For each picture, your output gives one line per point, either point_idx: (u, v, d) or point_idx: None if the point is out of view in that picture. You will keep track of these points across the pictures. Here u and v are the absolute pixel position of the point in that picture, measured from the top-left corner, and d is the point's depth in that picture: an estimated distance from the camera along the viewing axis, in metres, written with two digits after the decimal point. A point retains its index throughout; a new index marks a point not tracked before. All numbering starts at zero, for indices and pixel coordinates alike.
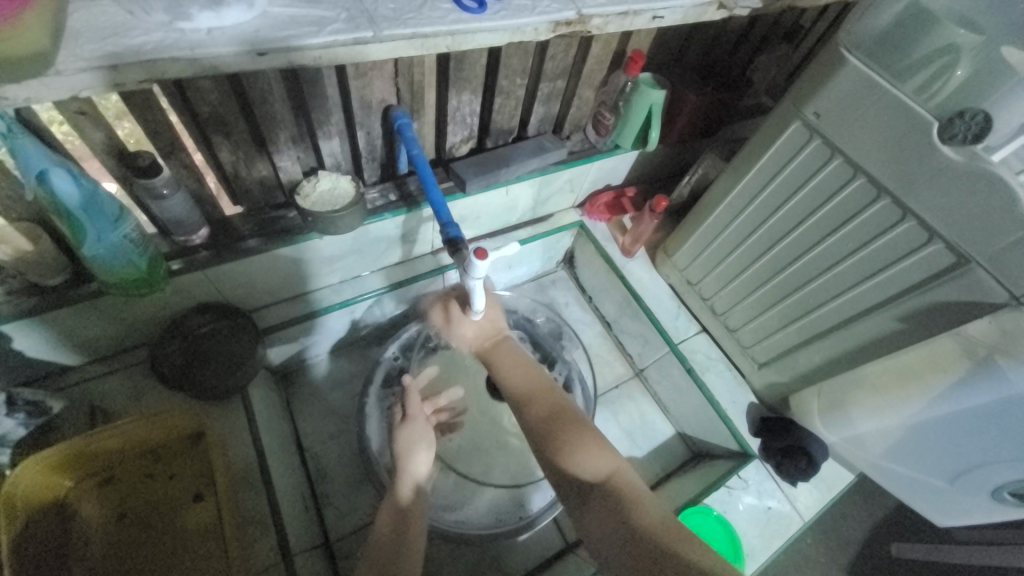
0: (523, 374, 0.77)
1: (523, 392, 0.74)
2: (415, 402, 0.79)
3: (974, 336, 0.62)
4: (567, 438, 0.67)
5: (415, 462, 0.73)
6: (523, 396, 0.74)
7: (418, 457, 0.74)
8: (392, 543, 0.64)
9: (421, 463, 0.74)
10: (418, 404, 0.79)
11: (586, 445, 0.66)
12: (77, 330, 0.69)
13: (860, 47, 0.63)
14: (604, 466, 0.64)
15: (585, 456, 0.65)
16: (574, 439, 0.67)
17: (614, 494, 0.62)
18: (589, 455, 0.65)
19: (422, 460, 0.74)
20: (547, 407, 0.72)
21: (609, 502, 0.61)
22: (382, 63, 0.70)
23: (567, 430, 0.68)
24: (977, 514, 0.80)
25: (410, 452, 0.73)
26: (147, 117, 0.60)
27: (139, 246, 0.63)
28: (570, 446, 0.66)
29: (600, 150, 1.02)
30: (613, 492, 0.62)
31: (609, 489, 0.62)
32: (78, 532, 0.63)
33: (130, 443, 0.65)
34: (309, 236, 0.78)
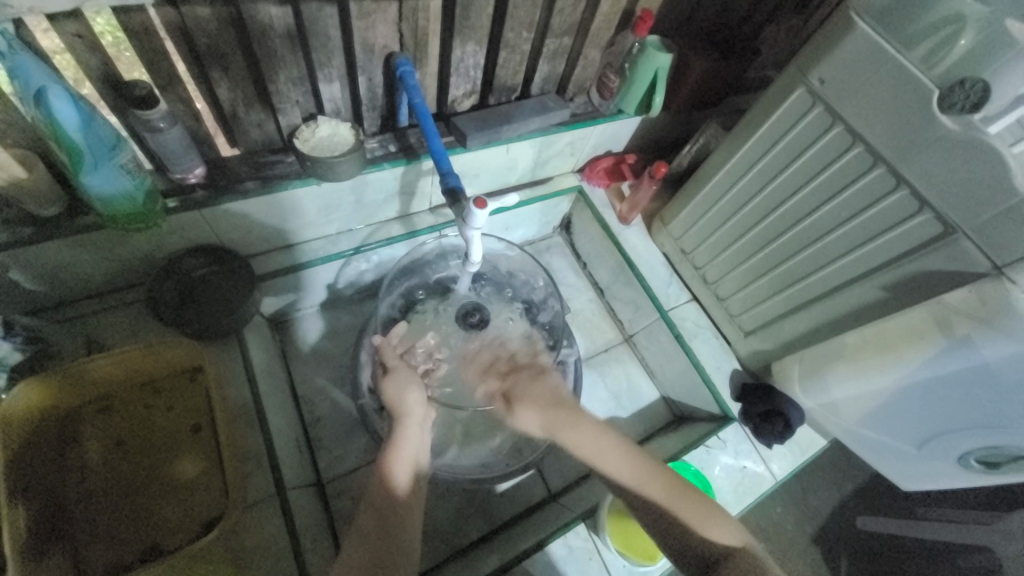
0: (612, 451, 0.64)
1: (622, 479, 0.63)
2: (393, 356, 0.79)
3: (951, 305, 0.64)
4: (699, 521, 0.59)
5: (408, 417, 0.71)
6: (628, 479, 0.63)
7: (412, 398, 0.73)
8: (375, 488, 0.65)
9: (415, 404, 0.73)
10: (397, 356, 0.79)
11: (717, 519, 0.59)
12: (71, 265, 0.69)
13: (869, 12, 0.63)
14: (734, 537, 0.58)
15: (716, 531, 0.58)
16: (704, 519, 0.59)
17: (755, 566, 0.55)
18: (720, 529, 0.58)
19: (415, 407, 0.73)
20: (659, 486, 0.62)
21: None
22: (386, 5, 0.68)
23: (700, 511, 0.60)
24: (942, 478, 0.84)
25: (401, 411, 0.72)
26: (145, 44, 0.59)
27: (136, 179, 0.63)
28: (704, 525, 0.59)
29: (603, 114, 1.01)
30: (752, 566, 0.55)
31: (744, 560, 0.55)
32: (77, 456, 0.65)
33: (128, 371, 0.67)
34: (308, 182, 0.78)
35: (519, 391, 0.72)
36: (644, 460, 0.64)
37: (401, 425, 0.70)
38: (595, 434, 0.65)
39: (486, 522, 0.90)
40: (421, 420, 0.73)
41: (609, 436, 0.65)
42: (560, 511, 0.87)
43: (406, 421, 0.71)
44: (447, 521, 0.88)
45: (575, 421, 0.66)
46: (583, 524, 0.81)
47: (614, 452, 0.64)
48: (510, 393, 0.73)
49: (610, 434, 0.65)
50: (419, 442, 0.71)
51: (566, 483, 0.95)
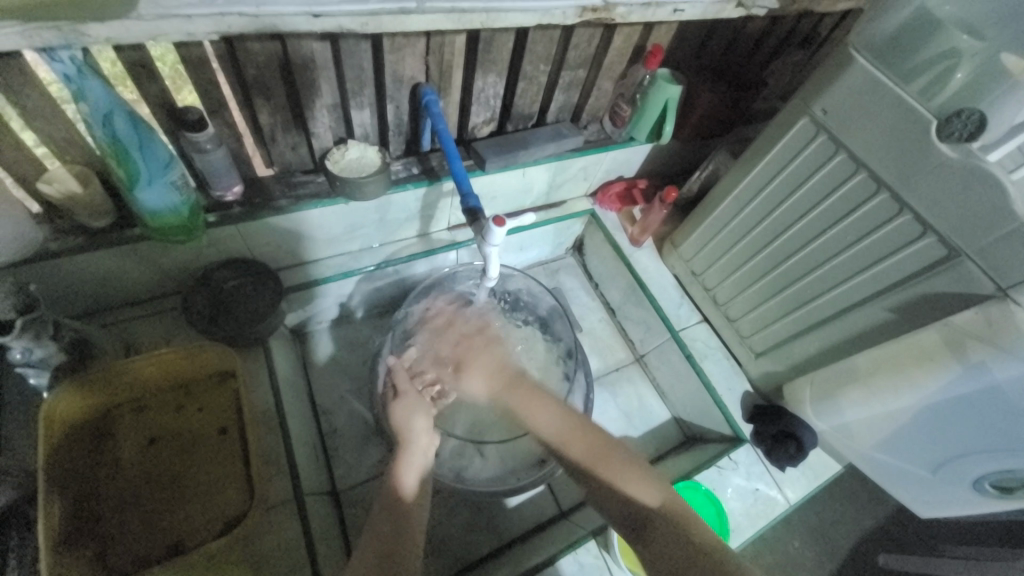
0: (546, 415, 0.75)
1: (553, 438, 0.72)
2: (407, 381, 0.80)
3: (959, 326, 0.65)
4: (611, 473, 0.67)
5: (414, 443, 0.73)
6: (557, 437, 0.72)
7: (417, 425, 0.74)
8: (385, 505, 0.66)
9: (420, 432, 0.74)
10: (407, 381, 0.81)
11: (633, 475, 0.66)
12: (117, 273, 0.74)
13: (868, 48, 0.67)
14: (656, 494, 0.64)
15: (636, 488, 0.65)
16: (620, 471, 0.67)
17: (671, 523, 0.61)
18: (641, 485, 0.65)
19: (421, 434, 0.74)
20: (584, 444, 0.71)
21: (668, 532, 0.60)
22: (415, 40, 0.74)
23: (613, 463, 0.68)
24: (961, 506, 0.83)
25: (405, 440, 0.72)
26: (199, 74, 0.65)
27: (182, 193, 0.68)
28: (619, 477, 0.67)
29: (615, 141, 1.06)
30: (673, 523, 0.61)
31: (665, 516, 0.61)
32: (111, 453, 0.68)
33: (162, 373, 0.71)
34: (336, 200, 0.83)
35: (471, 358, 0.81)
36: (573, 420, 0.73)
37: (404, 449, 0.72)
38: (535, 396, 0.77)
39: (496, 538, 0.90)
40: (428, 445, 0.74)
41: (534, 395, 0.77)
42: (570, 528, 0.87)
43: (412, 448, 0.72)
44: (457, 536, 0.89)
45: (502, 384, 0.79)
46: (594, 540, 0.80)
47: (536, 406, 0.76)
48: (460, 360, 0.82)
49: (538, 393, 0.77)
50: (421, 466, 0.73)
51: (577, 501, 0.95)
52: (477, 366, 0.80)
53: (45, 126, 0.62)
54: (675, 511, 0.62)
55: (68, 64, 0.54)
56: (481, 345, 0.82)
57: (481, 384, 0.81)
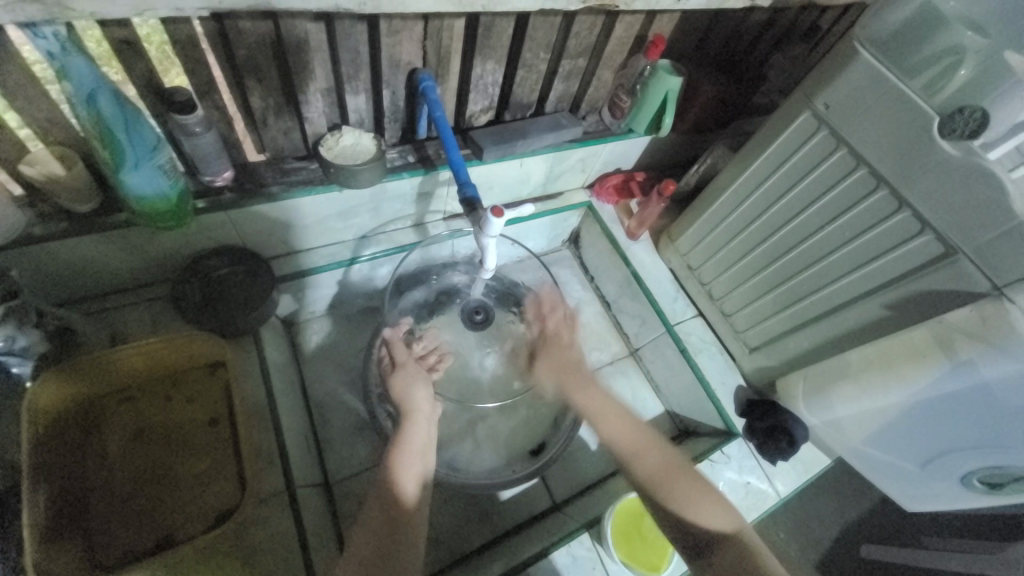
0: (622, 422, 0.78)
1: (625, 448, 0.76)
2: (403, 351, 0.83)
3: (952, 323, 0.66)
4: (683, 500, 0.70)
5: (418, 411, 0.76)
6: (629, 448, 0.75)
7: (419, 395, 0.77)
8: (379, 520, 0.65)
9: (421, 400, 0.77)
10: (406, 352, 0.83)
11: (704, 501, 0.69)
12: (103, 260, 0.72)
13: (872, 43, 0.66)
14: (728, 521, 0.67)
15: (708, 514, 0.68)
16: (693, 500, 0.70)
17: (743, 550, 0.64)
18: (710, 512, 0.68)
19: (420, 408, 0.76)
20: (655, 459, 0.74)
21: (737, 557, 0.64)
22: (413, 24, 0.72)
23: (688, 488, 0.71)
24: (947, 500, 0.84)
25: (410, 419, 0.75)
26: (188, 53, 0.63)
27: (172, 179, 0.66)
28: (689, 502, 0.70)
29: (614, 133, 1.04)
30: (742, 550, 0.64)
31: (733, 544, 0.65)
32: (99, 445, 0.66)
33: (150, 364, 0.69)
34: (330, 188, 0.81)
35: (545, 350, 0.87)
36: (644, 433, 0.77)
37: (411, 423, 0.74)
38: (604, 402, 0.80)
39: (489, 530, 0.90)
40: (429, 416, 0.76)
41: (614, 412, 0.79)
42: (562, 520, 0.88)
43: (414, 423, 0.74)
44: (449, 526, 0.89)
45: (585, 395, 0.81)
46: (587, 533, 0.81)
47: (611, 425, 0.78)
48: (535, 348, 0.89)
49: (615, 411, 0.79)
50: (427, 435, 0.75)
51: (570, 493, 0.96)
52: (552, 350, 0.86)
53: (26, 106, 0.59)
54: (746, 538, 0.65)
55: (51, 40, 0.52)
56: (554, 342, 0.86)
57: (548, 375, 0.85)
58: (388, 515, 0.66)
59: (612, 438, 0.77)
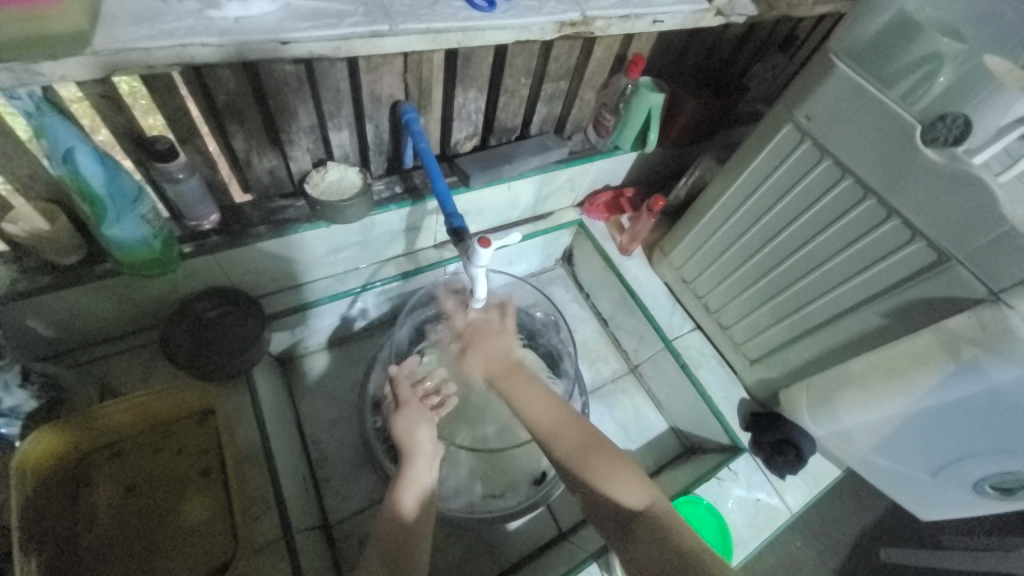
0: (546, 408, 0.73)
1: (546, 430, 0.70)
2: (407, 390, 0.79)
3: (954, 331, 0.65)
4: (602, 473, 0.64)
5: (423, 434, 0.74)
6: (548, 429, 0.70)
7: (420, 434, 0.74)
8: (389, 535, 0.65)
9: (424, 441, 0.73)
10: (410, 390, 0.79)
11: (622, 474, 0.64)
12: (90, 310, 0.72)
13: (849, 54, 0.67)
14: (643, 495, 0.62)
15: (623, 488, 0.63)
16: (608, 472, 0.64)
17: (657, 525, 0.58)
18: (629, 486, 0.63)
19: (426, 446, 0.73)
20: (577, 438, 0.69)
21: (655, 533, 0.58)
22: (392, 59, 0.72)
23: (604, 466, 0.65)
24: (962, 508, 0.82)
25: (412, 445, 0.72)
26: (168, 102, 0.63)
27: (154, 228, 0.65)
28: (605, 480, 0.64)
29: (600, 151, 1.04)
30: (659, 524, 0.59)
31: (652, 519, 0.59)
32: (85, 503, 0.65)
33: (140, 415, 0.68)
34: (317, 224, 0.81)
35: (476, 341, 0.81)
36: (566, 413, 0.72)
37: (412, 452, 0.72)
38: (529, 386, 0.76)
39: (495, 563, 0.88)
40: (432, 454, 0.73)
41: (534, 393, 0.74)
42: (570, 549, 0.86)
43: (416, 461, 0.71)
44: (456, 560, 0.87)
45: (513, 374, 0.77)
46: (596, 563, 0.79)
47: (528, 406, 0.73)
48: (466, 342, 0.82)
49: (535, 392, 0.74)
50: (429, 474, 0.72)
51: (576, 520, 0.94)
52: (476, 336, 0.81)
53: (7, 164, 0.59)
54: (662, 514, 0.60)
55: (27, 100, 0.53)
56: (482, 337, 0.81)
57: (478, 367, 0.80)
58: (394, 535, 0.65)
59: (534, 423, 0.72)
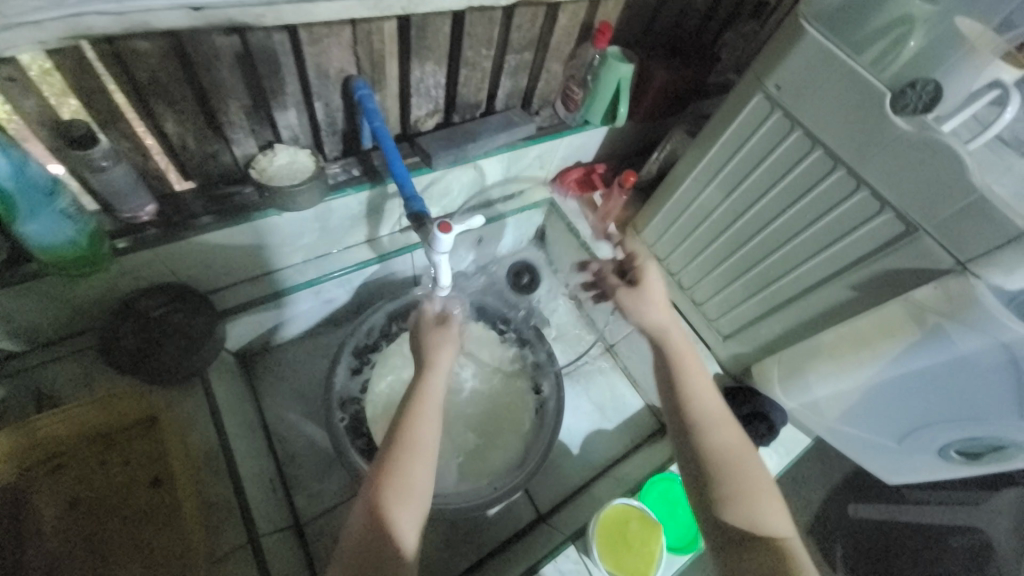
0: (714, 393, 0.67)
1: (700, 415, 0.64)
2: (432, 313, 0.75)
3: (921, 301, 0.65)
4: (747, 487, 0.59)
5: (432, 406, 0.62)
6: (710, 415, 0.64)
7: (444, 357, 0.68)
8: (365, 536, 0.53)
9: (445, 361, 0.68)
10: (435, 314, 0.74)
11: (769, 498, 0.59)
12: (16, 315, 0.66)
13: (819, 19, 0.64)
14: (779, 525, 0.57)
15: (765, 512, 0.58)
16: (756, 490, 0.59)
17: (787, 557, 0.54)
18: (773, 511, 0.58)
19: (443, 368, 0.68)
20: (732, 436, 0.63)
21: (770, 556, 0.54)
22: (338, 29, 0.66)
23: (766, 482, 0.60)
24: (923, 470, 0.85)
25: (415, 443, 0.58)
26: (82, 83, 0.56)
27: (78, 222, 0.60)
28: (749, 496, 0.58)
29: (569, 126, 1.00)
30: (779, 551, 0.54)
31: (777, 548, 0.54)
32: (26, 523, 0.60)
33: (81, 425, 0.64)
34: (268, 212, 0.75)
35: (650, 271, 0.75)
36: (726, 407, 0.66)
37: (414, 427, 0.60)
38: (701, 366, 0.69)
39: (475, 550, 0.88)
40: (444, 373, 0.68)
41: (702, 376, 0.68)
42: (549, 532, 0.86)
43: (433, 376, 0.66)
44: (435, 548, 0.87)
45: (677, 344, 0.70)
46: (573, 546, 0.79)
47: (700, 385, 0.66)
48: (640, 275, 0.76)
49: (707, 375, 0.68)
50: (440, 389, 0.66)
51: (554, 502, 0.95)
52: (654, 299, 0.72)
53: None
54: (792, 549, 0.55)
55: None
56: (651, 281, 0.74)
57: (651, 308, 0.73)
58: (370, 552, 0.52)
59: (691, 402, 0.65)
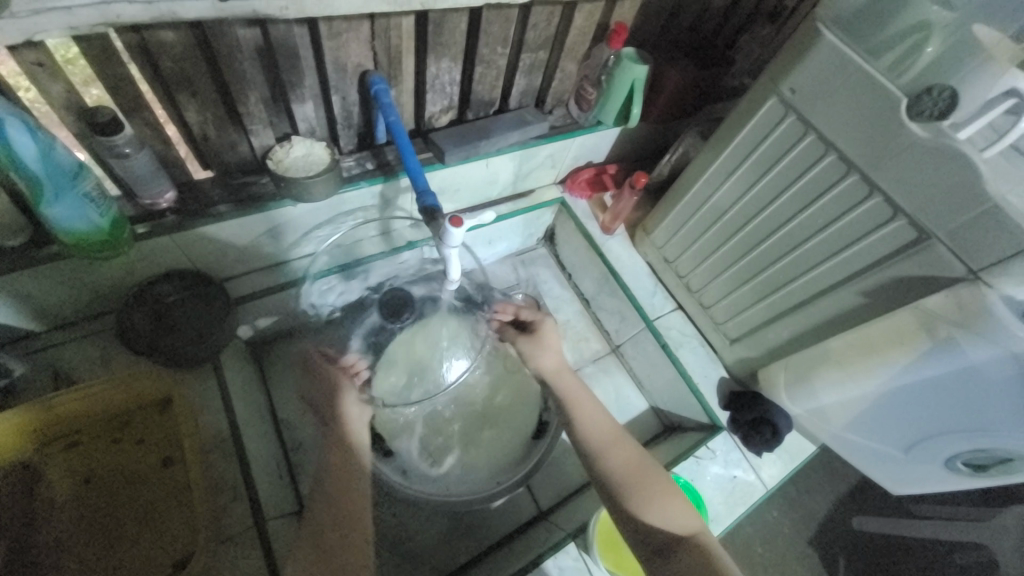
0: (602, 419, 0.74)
1: (596, 436, 0.72)
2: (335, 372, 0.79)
3: (932, 309, 0.64)
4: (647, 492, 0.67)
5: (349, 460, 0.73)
6: (602, 439, 0.72)
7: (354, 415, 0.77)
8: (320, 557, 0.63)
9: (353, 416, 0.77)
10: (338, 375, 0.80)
11: (671, 504, 0.66)
12: (38, 297, 0.68)
13: (837, 23, 0.64)
14: (687, 522, 0.65)
15: (670, 513, 0.65)
16: (658, 495, 0.67)
17: (705, 551, 0.61)
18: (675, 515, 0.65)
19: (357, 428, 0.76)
20: (627, 454, 0.71)
21: (692, 556, 0.61)
22: (357, 24, 0.68)
23: (656, 489, 0.67)
24: (930, 482, 0.84)
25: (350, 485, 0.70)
26: (108, 70, 0.58)
27: (101, 206, 0.61)
28: (655, 505, 0.66)
29: (581, 126, 1.01)
30: (697, 547, 0.62)
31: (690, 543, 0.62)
32: (42, 496, 0.63)
33: (94, 405, 0.66)
34: (283, 203, 0.76)
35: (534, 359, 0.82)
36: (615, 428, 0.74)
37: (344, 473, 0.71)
38: (586, 399, 0.77)
39: (476, 543, 0.89)
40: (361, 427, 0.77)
41: (596, 409, 0.75)
42: (551, 529, 0.86)
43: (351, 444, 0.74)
44: (436, 543, 0.88)
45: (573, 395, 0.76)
46: (573, 543, 0.79)
47: (589, 419, 0.74)
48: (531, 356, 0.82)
49: (595, 406, 0.76)
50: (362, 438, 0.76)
51: (556, 499, 0.95)
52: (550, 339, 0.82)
53: None
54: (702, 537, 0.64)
55: None
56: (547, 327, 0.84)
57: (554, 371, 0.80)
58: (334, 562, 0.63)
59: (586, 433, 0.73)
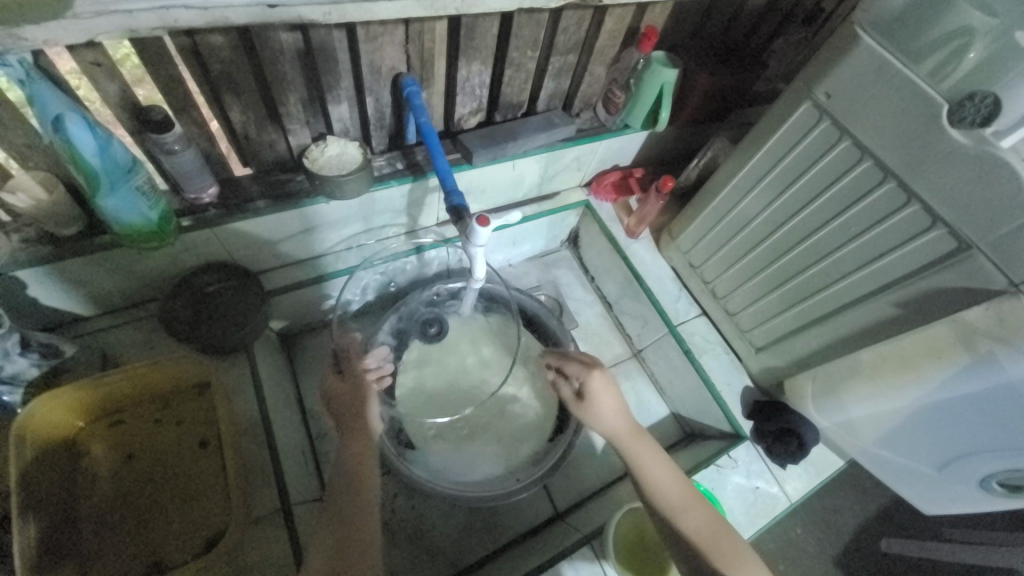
0: (671, 475, 0.71)
1: (672, 495, 0.69)
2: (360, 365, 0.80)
3: (971, 323, 0.62)
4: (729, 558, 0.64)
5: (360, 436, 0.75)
6: (676, 498, 0.69)
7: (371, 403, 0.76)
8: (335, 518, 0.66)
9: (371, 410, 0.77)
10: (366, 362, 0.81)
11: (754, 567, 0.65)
12: (92, 283, 0.72)
13: (874, 27, 0.62)
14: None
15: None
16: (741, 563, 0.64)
17: None
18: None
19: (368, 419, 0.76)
20: (705, 515, 0.68)
21: None
22: (393, 28, 0.70)
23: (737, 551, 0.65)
24: (965, 503, 0.81)
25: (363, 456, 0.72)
26: (161, 71, 0.61)
27: (151, 199, 0.65)
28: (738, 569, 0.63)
29: (609, 129, 1.01)
30: None
31: None
32: (89, 471, 0.68)
33: (138, 387, 0.70)
34: (317, 200, 0.79)
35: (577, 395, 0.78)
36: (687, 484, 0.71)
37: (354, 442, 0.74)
38: (655, 453, 0.72)
39: (491, 540, 0.90)
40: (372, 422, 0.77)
41: (665, 464, 0.72)
42: (567, 530, 0.87)
43: (358, 427, 0.75)
44: (452, 538, 0.90)
45: (636, 448, 0.72)
46: (589, 546, 0.79)
47: (660, 475, 0.71)
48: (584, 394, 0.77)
49: (669, 465, 0.72)
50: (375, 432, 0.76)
51: (573, 501, 0.95)
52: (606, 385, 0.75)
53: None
54: None
55: (16, 67, 0.52)
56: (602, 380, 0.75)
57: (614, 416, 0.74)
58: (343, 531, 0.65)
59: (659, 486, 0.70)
